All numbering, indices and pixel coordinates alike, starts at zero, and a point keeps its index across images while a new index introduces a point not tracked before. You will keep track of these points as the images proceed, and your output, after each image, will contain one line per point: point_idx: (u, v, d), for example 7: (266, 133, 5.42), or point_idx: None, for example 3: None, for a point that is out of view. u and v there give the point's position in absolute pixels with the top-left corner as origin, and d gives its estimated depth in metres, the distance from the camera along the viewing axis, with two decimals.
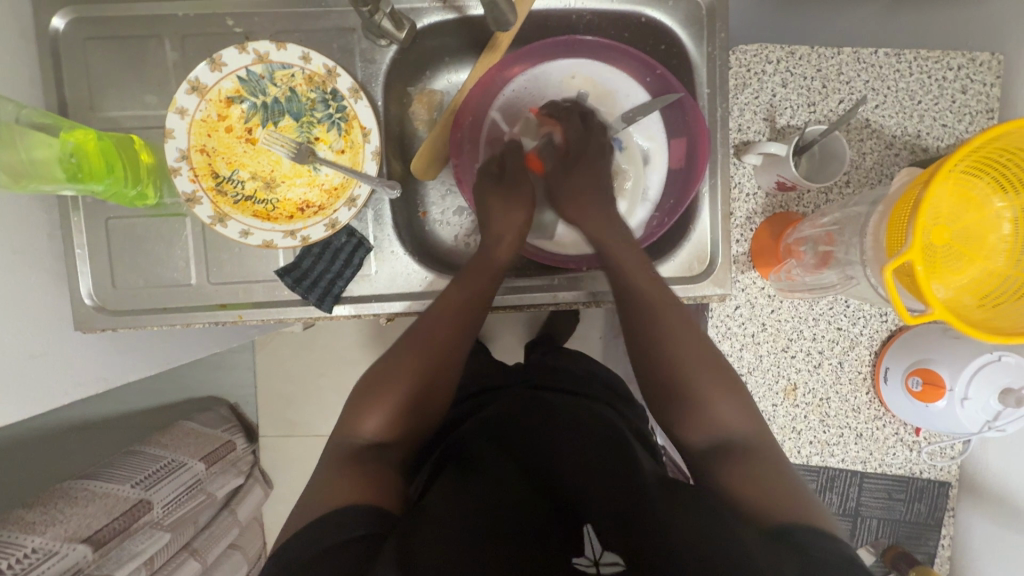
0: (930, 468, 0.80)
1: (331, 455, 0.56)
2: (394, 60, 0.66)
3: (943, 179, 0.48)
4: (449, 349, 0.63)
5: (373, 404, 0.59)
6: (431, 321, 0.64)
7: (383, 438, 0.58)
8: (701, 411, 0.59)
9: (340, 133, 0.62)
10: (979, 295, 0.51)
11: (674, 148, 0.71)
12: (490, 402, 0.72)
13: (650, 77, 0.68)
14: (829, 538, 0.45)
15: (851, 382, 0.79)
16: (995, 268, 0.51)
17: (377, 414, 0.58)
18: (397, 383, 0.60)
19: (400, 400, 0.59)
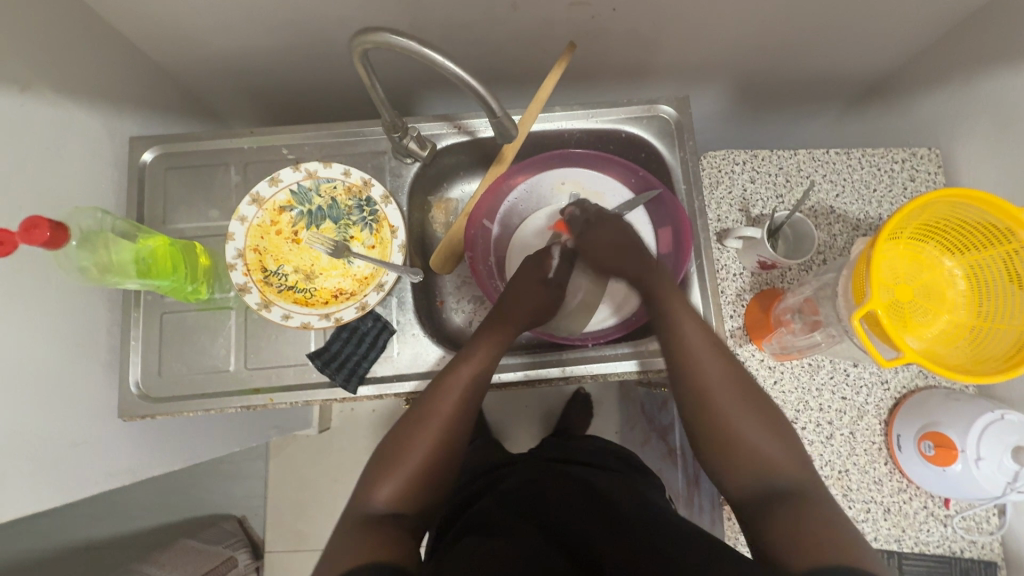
0: (969, 547, 0.77)
1: (347, 522, 0.57)
2: (417, 174, 0.78)
3: (889, 238, 0.56)
4: (459, 423, 0.65)
5: (386, 474, 0.60)
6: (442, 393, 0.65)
7: (394, 509, 0.58)
8: (742, 456, 0.59)
9: (371, 231, 0.72)
10: (946, 347, 0.56)
11: (662, 236, 0.80)
12: (507, 476, 0.74)
13: (634, 178, 0.80)
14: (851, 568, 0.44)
15: (867, 453, 0.79)
16: (961, 320, 0.57)
17: (390, 484, 0.60)
18: (409, 454, 0.61)
19: (412, 474, 0.61)
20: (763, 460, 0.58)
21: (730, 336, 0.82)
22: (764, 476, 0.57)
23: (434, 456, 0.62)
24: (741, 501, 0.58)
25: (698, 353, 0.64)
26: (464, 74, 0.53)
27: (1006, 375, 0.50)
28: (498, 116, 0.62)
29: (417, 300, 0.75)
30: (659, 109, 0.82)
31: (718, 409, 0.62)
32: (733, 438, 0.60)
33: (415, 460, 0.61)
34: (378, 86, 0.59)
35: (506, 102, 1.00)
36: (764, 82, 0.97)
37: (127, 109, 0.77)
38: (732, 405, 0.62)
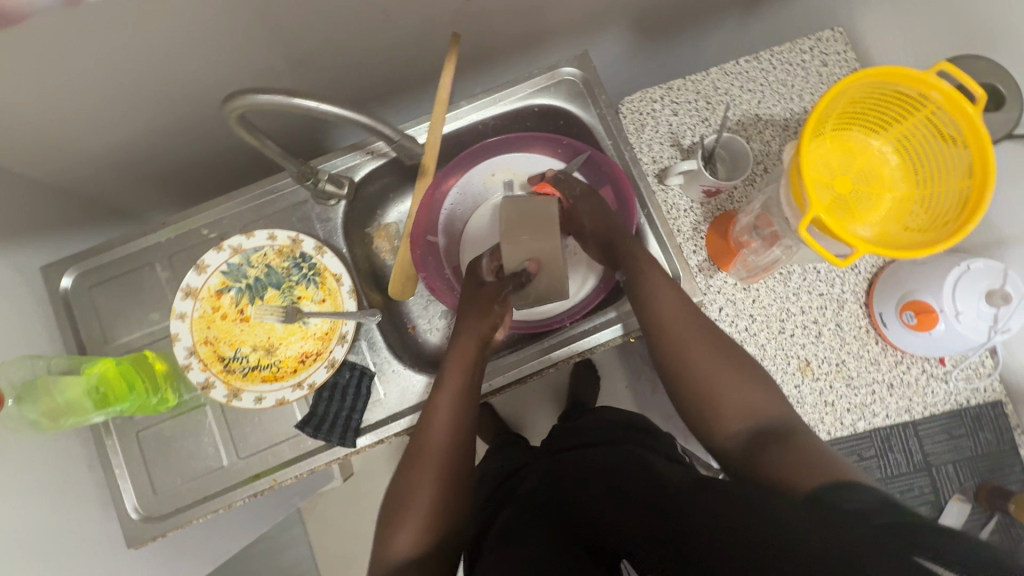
0: (974, 394, 0.79)
1: None
2: (346, 211, 0.76)
3: (818, 134, 0.56)
4: (454, 452, 0.63)
5: (398, 523, 0.60)
6: (429, 438, 0.63)
7: (416, 556, 0.58)
8: (727, 406, 0.59)
9: (317, 285, 0.70)
10: (897, 223, 0.56)
11: (604, 196, 0.80)
12: (517, 486, 0.73)
13: (560, 148, 0.79)
14: (864, 490, 0.46)
15: (858, 338, 0.81)
16: (903, 194, 0.57)
17: (405, 532, 0.59)
18: (414, 496, 0.60)
19: (422, 515, 0.59)
20: (748, 407, 0.59)
21: (699, 271, 0.82)
22: (754, 421, 0.58)
23: (442, 495, 0.61)
24: (733, 449, 0.58)
25: (669, 310, 0.65)
26: (345, 111, 0.51)
27: (961, 236, 0.49)
28: (397, 140, 0.61)
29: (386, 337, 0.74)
30: (562, 74, 0.80)
31: (695, 364, 0.62)
32: (715, 397, 0.60)
33: (422, 502, 0.60)
34: (269, 142, 0.57)
35: (416, 108, 0.97)
36: (658, 11, 0.96)
37: (28, 239, 0.73)
38: (711, 355, 0.62)
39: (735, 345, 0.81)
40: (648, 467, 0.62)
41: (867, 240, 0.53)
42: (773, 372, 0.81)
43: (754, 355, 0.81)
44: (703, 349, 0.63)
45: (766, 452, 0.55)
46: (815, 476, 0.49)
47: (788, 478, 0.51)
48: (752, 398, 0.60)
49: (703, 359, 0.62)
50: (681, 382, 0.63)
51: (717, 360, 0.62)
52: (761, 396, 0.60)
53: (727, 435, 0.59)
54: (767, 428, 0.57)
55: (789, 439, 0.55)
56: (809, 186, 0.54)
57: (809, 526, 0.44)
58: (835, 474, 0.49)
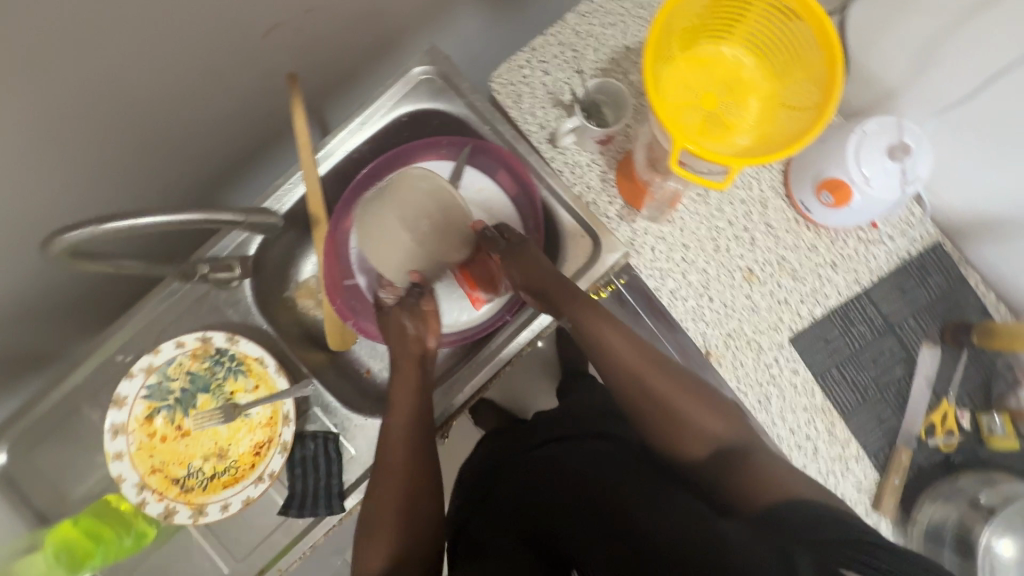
0: (913, 244, 0.80)
1: None
2: (254, 287, 0.75)
3: (677, 58, 0.56)
4: (418, 461, 0.63)
5: (370, 543, 0.60)
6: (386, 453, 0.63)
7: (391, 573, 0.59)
8: (690, 435, 0.62)
9: (244, 375, 0.68)
10: (773, 122, 0.55)
11: (502, 180, 0.78)
12: (493, 486, 0.79)
13: (443, 149, 0.77)
14: (797, 505, 0.54)
15: (790, 230, 0.81)
16: (769, 92, 0.56)
17: (377, 552, 0.60)
18: (383, 515, 0.61)
19: (392, 529, 0.60)
20: (710, 433, 0.63)
21: (621, 220, 0.81)
22: (715, 445, 0.62)
23: (409, 501, 0.62)
24: (694, 470, 0.62)
25: (619, 344, 0.66)
26: (159, 216, 0.54)
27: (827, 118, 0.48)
28: (244, 221, 0.62)
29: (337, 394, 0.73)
30: (413, 74, 0.75)
31: (653, 393, 0.64)
32: (681, 423, 0.63)
33: (389, 517, 0.61)
34: (124, 261, 0.60)
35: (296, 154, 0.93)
36: None
37: None
38: (668, 385, 0.64)
39: (679, 278, 0.81)
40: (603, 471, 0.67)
41: (741, 150, 0.52)
42: (722, 290, 0.81)
43: (699, 280, 0.81)
44: (661, 379, 0.65)
45: (728, 475, 0.60)
46: (770, 496, 0.56)
47: (738, 499, 0.58)
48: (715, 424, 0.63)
49: (664, 388, 0.64)
50: (643, 409, 0.64)
51: (678, 389, 0.64)
52: (721, 420, 0.64)
53: (691, 453, 0.62)
54: (732, 453, 0.61)
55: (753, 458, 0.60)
56: (674, 114, 0.54)
57: (774, 558, 0.51)
58: (786, 490, 0.56)
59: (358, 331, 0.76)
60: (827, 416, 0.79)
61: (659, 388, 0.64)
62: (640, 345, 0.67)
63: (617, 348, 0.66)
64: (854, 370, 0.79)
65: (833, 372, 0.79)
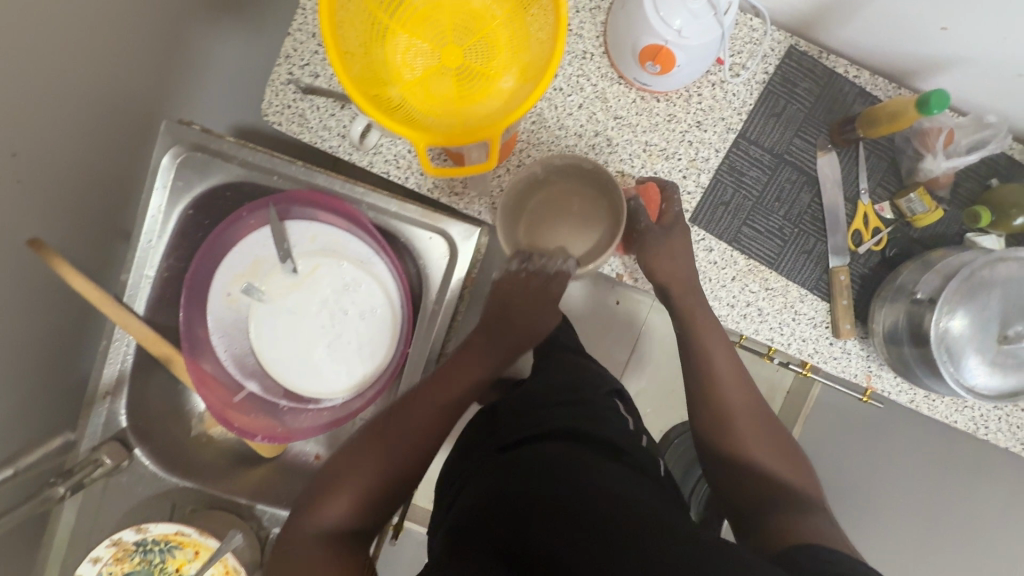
0: (769, 59, 0.72)
1: (301, 549, 0.56)
2: (150, 452, 0.69)
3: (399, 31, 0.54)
4: (394, 481, 0.62)
5: (334, 494, 0.60)
6: (392, 422, 0.64)
7: (349, 527, 0.58)
8: (738, 442, 0.67)
9: (177, 550, 0.65)
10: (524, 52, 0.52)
11: (327, 218, 0.70)
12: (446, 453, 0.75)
13: (250, 219, 0.70)
14: (830, 547, 0.49)
15: (642, 111, 0.73)
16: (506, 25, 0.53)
17: (338, 501, 0.59)
18: (358, 476, 0.61)
19: (360, 498, 0.60)
20: (763, 454, 0.66)
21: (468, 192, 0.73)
22: (755, 470, 0.64)
23: (379, 488, 0.61)
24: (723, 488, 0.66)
25: (731, 376, 0.71)
26: None
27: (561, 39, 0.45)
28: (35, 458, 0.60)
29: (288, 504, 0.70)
30: (161, 168, 0.67)
31: (738, 429, 0.68)
32: (732, 436, 0.67)
33: (360, 485, 0.60)
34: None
35: None
36: None
37: None
38: (773, 445, 0.66)
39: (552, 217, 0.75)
40: (589, 413, 0.65)
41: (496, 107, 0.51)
42: None
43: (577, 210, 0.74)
44: (737, 399, 0.70)
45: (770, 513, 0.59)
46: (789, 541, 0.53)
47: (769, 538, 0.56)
48: (767, 453, 0.66)
49: (737, 405, 0.69)
50: (703, 408, 0.70)
51: (752, 418, 0.69)
52: (780, 453, 0.66)
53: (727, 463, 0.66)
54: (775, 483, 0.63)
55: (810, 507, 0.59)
56: (422, 90, 0.53)
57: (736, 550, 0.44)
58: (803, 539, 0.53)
59: (272, 441, 0.71)
60: (758, 274, 0.75)
61: (743, 425, 0.68)
62: (746, 391, 0.71)
63: (730, 399, 0.69)
64: (763, 217, 0.74)
65: (744, 230, 0.74)
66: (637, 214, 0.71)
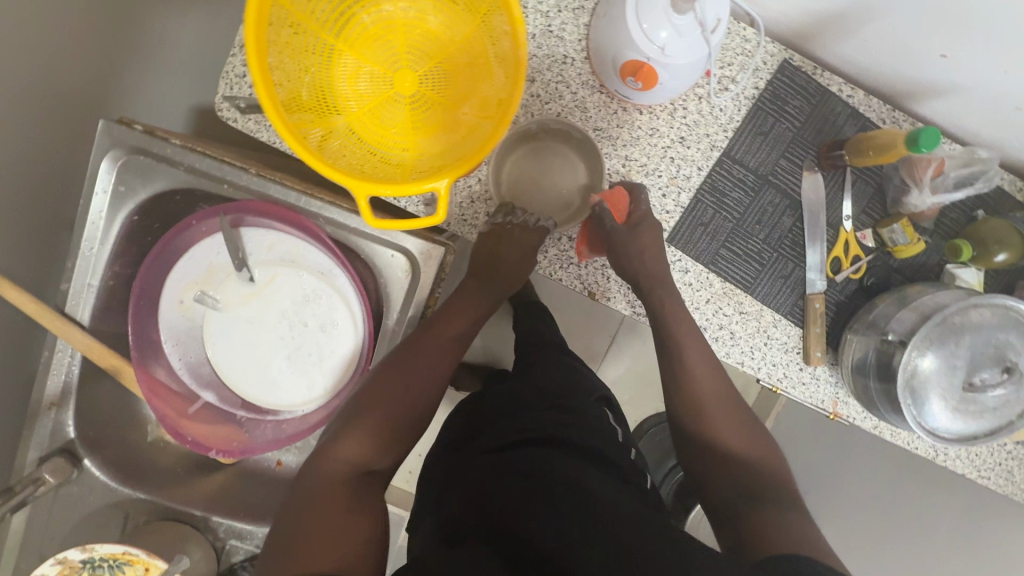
0: (759, 75, 0.69)
1: (323, 478, 0.55)
2: (101, 463, 0.68)
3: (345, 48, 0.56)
4: (410, 422, 0.62)
5: (357, 427, 0.59)
6: (420, 357, 0.64)
7: (367, 460, 0.58)
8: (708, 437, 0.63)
9: (128, 567, 0.63)
10: (478, 87, 0.56)
11: (285, 225, 0.67)
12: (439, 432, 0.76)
13: (200, 226, 0.66)
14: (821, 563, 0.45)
15: (625, 122, 0.69)
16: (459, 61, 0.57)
17: (362, 437, 0.59)
18: (385, 407, 0.61)
19: (387, 425, 0.60)
20: (737, 448, 0.61)
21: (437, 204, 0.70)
22: (730, 468, 0.60)
23: (398, 424, 0.61)
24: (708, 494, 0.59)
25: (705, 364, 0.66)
26: None
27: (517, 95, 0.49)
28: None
29: (245, 517, 0.69)
30: (101, 173, 0.64)
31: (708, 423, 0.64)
32: (702, 429, 0.63)
33: (389, 413, 0.60)
34: None
35: None
36: None
37: None
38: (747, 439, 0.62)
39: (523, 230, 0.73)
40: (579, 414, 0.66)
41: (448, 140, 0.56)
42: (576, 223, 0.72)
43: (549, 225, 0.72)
44: (711, 387, 0.66)
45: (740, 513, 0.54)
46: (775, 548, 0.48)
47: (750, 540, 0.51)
48: (740, 448, 0.61)
49: (710, 395, 0.65)
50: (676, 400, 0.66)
51: (727, 409, 0.65)
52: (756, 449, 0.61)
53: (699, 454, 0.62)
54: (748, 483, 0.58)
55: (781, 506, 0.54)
56: (375, 117, 0.57)
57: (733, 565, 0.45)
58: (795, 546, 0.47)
59: (227, 455, 0.69)
60: (733, 297, 0.73)
61: (709, 418, 0.64)
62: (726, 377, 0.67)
63: (705, 387, 0.65)
64: (742, 240, 0.72)
65: (722, 252, 0.72)
66: (602, 220, 0.69)
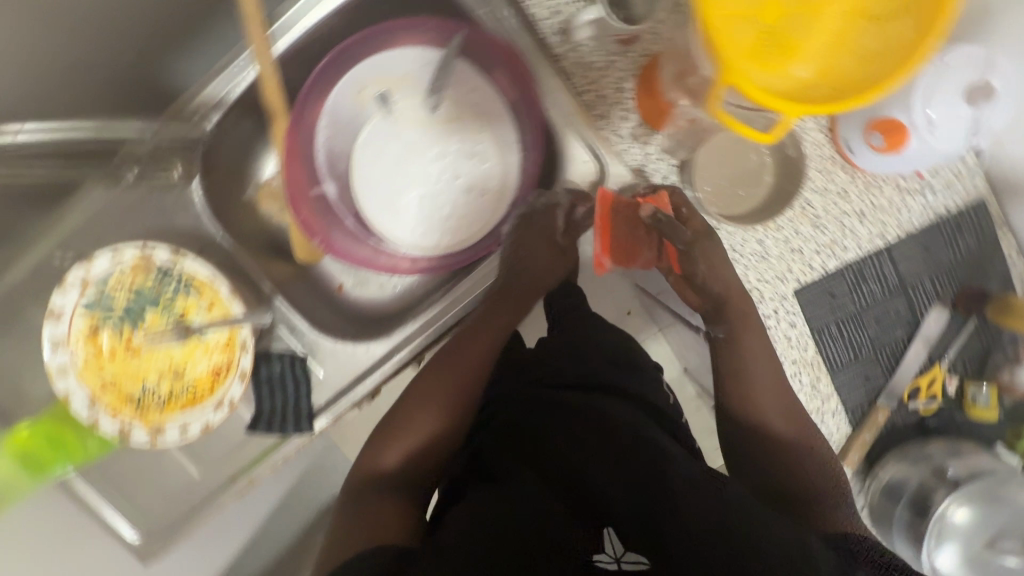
0: (952, 199, 0.72)
1: (355, 484, 0.63)
2: (206, 189, 0.67)
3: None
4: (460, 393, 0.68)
5: (420, 411, 0.67)
6: (479, 336, 0.70)
7: (408, 465, 0.64)
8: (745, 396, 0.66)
9: (195, 294, 0.58)
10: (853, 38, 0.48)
11: (498, 80, 0.66)
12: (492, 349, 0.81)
13: (424, 33, 0.64)
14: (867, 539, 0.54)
15: (824, 172, 0.71)
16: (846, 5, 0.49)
17: (395, 448, 0.65)
18: (436, 399, 0.67)
19: (438, 412, 0.67)
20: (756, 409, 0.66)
21: (632, 141, 0.69)
22: (781, 461, 0.64)
23: (450, 409, 0.67)
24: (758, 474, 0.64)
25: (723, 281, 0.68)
26: None
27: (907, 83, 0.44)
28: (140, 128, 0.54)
29: (302, 313, 0.69)
30: None
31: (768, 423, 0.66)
32: (744, 389, 0.67)
33: (453, 398, 0.68)
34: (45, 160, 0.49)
35: None
36: None
37: None
38: (748, 360, 0.68)
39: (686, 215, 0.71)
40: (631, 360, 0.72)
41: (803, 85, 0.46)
42: (733, 232, 0.72)
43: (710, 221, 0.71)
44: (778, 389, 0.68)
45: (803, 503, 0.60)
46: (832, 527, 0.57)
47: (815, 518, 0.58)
48: (782, 428, 0.66)
49: (764, 371, 0.68)
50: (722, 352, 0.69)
51: (790, 410, 0.67)
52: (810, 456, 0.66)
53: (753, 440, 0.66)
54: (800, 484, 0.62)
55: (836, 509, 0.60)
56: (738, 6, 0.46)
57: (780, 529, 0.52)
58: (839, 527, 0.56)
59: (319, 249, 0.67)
60: (815, 372, 0.74)
61: (748, 379, 0.67)
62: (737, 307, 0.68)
63: (752, 346, 0.68)
64: (854, 328, 0.75)
65: (831, 329, 0.74)
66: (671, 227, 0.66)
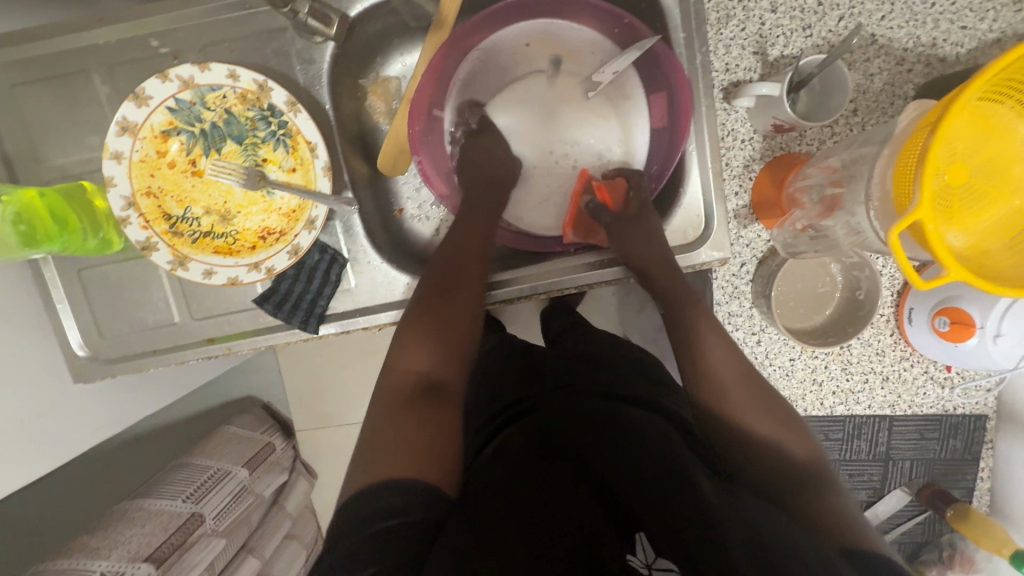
0: (963, 404, 0.77)
1: (390, 397, 0.57)
2: (334, 55, 0.62)
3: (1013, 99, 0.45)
4: (464, 302, 0.61)
5: (416, 336, 0.60)
6: (453, 272, 0.62)
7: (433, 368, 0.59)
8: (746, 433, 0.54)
9: (287, 150, 0.61)
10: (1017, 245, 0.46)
11: (654, 104, 0.63)
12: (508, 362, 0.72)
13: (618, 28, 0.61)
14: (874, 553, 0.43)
15: (873, 326, 0.74)
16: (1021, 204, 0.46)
17: (422, 348, 0.59)
18: (439, 316, 0.60)
19: (443, 329, 0.60)
20: (757, 452, 0.54)
21: (733, 218, 0.70)
22: (777, 467, 0.52)
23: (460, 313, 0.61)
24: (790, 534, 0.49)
25: (718, 345, 0.60)
26: None
27: None
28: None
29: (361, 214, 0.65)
30: None
31: (740, 417, 0.56)
32: (732, 425, 0.55)
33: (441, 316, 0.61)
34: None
35: None
36: None
37: None
38: (735, 370, 0.58)
39: (744, 305, 0.72)
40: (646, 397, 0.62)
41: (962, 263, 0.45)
42: (773, 340, 0.73)
43: (760, 322, 0.72)
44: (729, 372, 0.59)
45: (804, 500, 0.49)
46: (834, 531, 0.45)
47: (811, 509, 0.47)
48: (764, 429, 0.55)
49: (725, 368, 0.58)
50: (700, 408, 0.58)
51: (749, 391, 0.57)
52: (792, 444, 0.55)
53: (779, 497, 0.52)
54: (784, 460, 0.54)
55: (817, 485, 0.51)
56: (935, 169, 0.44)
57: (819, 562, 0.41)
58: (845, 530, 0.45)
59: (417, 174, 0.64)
60: None
61: (733, 406, 0.56)
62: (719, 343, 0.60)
63: (727, 375, 0.58)
64: None
65: None
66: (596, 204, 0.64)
